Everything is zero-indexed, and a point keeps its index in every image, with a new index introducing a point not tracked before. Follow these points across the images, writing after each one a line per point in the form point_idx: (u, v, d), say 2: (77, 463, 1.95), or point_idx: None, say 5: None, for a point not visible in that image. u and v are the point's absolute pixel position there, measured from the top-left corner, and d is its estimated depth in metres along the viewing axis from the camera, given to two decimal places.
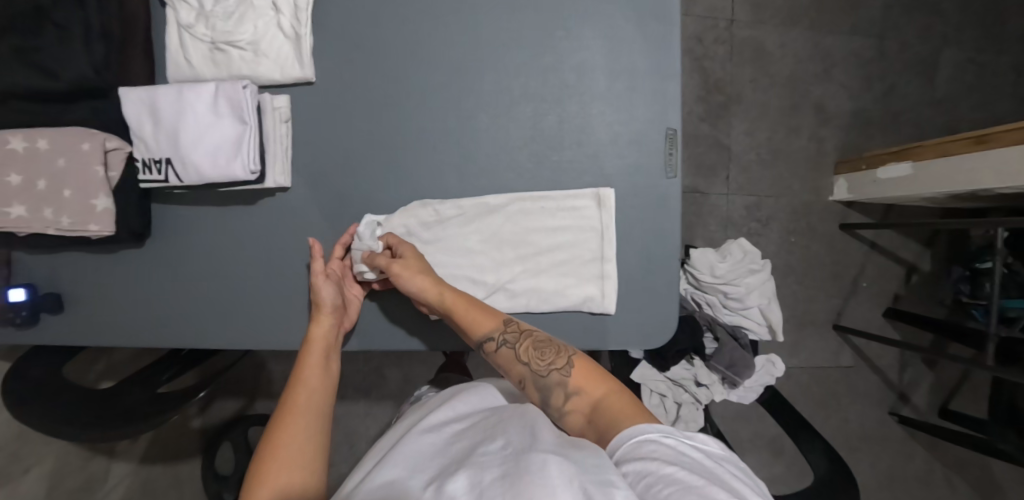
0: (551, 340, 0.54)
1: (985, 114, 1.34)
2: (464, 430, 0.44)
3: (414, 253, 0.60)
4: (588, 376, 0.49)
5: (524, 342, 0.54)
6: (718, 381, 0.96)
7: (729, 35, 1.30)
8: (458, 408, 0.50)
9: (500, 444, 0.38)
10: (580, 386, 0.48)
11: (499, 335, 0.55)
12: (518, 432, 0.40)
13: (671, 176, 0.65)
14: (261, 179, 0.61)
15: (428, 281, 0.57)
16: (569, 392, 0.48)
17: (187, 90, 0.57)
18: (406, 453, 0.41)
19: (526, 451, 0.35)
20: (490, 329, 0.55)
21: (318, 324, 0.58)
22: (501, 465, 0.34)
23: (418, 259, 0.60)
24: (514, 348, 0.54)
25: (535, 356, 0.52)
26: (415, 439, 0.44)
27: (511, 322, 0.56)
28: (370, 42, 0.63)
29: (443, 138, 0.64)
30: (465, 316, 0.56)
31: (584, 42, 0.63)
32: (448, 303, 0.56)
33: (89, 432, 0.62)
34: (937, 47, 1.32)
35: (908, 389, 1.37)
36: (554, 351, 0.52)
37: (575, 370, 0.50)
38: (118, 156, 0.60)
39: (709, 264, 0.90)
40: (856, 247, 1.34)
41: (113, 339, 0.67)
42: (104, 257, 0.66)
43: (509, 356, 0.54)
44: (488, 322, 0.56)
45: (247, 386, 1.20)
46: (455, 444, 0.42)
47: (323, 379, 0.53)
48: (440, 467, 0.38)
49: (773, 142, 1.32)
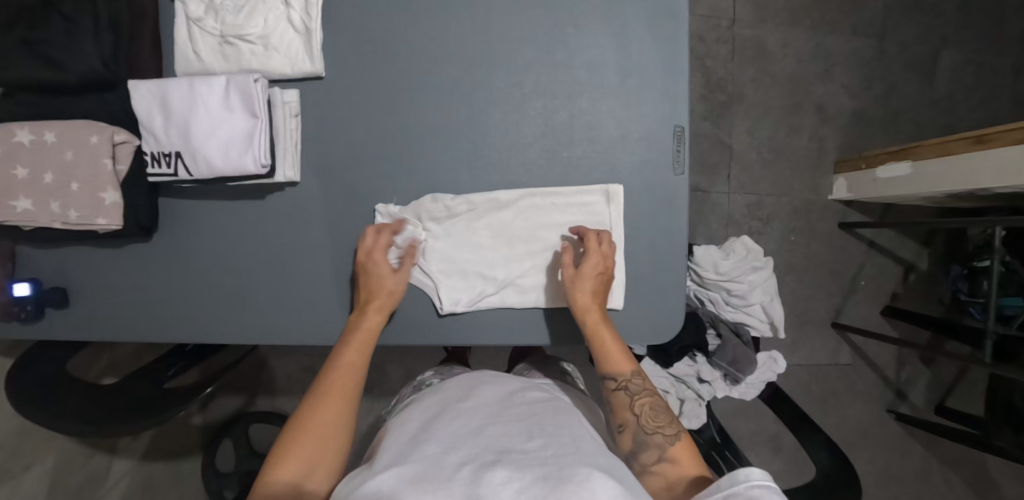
0: (668, 406, 0.52)
1: (983, 115, 1.36)
2: (496, 416, 0.46)
3: (601, 267, 0.60)
4: (690, 455, 0.47)
5: (645, 398, 0.52)
6: (720, 378, 0.96)
7: (731, 35, 1.31)
8: (484, 395, 0.51)
9: (539, 445, 0.40)
10: (679, 459, 0.46)
11: (626, 381, 0.54)
12: (558, 436, 0.42)
13: (680, 173, 0.65)
14: (271, 173, 0.61)
15: (587, 301, 0.59)
16: (664, 457, 0.47)
17: (198, 84, 0.56)
18: (444, 433, 0.44)
19: (569, 459, 0.38)
20: (622, 370, 0.55)
21: (369, 318, 0.57)
22: (543, 467, 0.37)
23: (600, 273, 0.60)
24: (631, 397, 0.52)
25: (649, 414, 0.50)
26: (450, 421, 0.46)
27: (639, 376, 0.54)
28: (381, 37, 0.63)
29: (453, 133, 0.64)
30: (605, 347, 0.57)
31: (594, 39, 0.64)
32: (591, 324, 0.58)
33: (81, 426, 0.61)
34: (936, 48, 1.34)
35: (905, 387, 1.39)
36: (666, 418, 0.50)
37: (682, 445, 0.48)
38: (126, 149, 0.59)
39: (712, 261, 0.92)
40: (856, 246, 1.35)
41: (119, 334, 0.66)
42: (113, 252, 0.65)
43: (622, 401, 0.52)
44: (624, 363, 0.55)
45: (248, 383, 1.20)
46: (489, 429, 0.44)
47: (362, 365, 0.53)
48: (474, 448, 0.40)
49: (774, 142, 1.33)
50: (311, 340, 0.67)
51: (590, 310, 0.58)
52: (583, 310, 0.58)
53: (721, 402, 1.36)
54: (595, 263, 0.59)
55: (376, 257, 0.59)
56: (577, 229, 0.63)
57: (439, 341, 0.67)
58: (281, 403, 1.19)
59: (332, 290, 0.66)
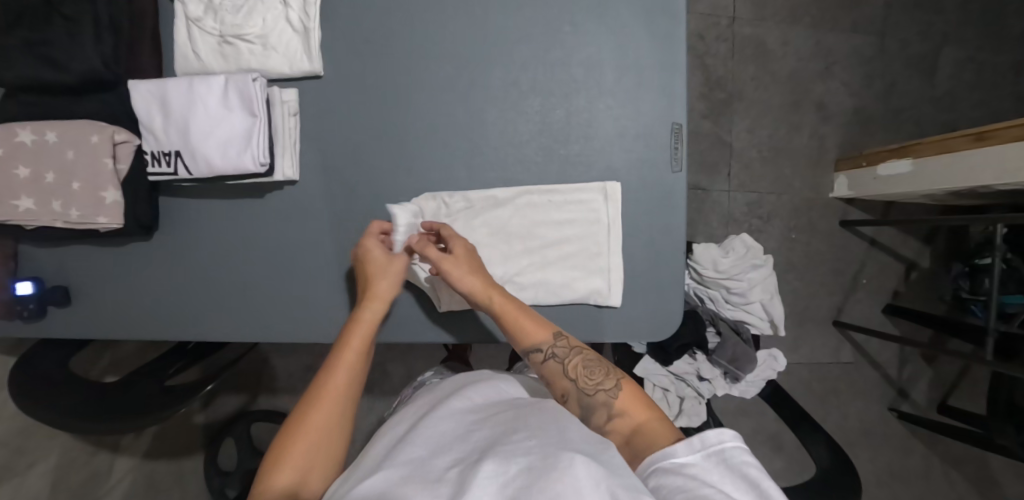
0: (600, 358, 0.53)
1: (984, 112, 1.35)
2: (484, 419, 0.46)
3: (467, 252, 0.58)
4: (635, 401, 0.48)
5: (574, 359, 0.52)
6: (720, 376, 0.95)
7: (731, 33, 1.31)
8: (473, 397, 0.52)
9: (524, 437, 0.40)
10: (626, 410, 0.47)
11: (548, 348, 0.53)
12: (544, 428, 0.42)
13: (677, 170, 0.65)
14: (270, 172, 0.61)
15: (478, 281, 0.56)
16: (612, 413, 0.47)
17: (198, 84, 0.57)
18: (431, 435, 0.44)
19: (553, 447, 0.38)
20: (540, 341, 0.54)
21: (370, 307, 0.55)
22: (527, 457, 0.37)
23: (471, 256, 0.58)
24: (561, 363, 0.52)
25: (584, 375, 0.51)
26: (437, 422, 0.47)
27: (560, 337, 0.54)
28: (379, 36, 0.63)
29: (450, 131, 0.64)
30: (519, 321, 0.55)
31: (591, 37, 0.64)
32: (497, 307, 0.55)
33: (78, 421, 0.61)
34: (937, 46, 1.33)
35: (907, 385, 1.39)
36: (602, 371, 0.51)
37: (623, 394, 0.48)
38: (126, 149, 0.60)
39: (712, 258, 0.92)
40: (856, 244, 1.35)
41: (120, 331, 0.67)
42: (113, 249, 0.66)
43: (556, 370, 0.52)
44: (540, 332, 0.54)
45: (249, 383, 1.20)
46: (474, 431, 0.44)
47: (360, 364, 0.51)
48: (461, 450, 0.41)
49: (774, 140, 1.33)
50: (311, 338, 0.67)
51: (482, 289, 0.55)
52: (472, 290, 0.56)
53: (721, 401, 1.35)
54: (460, 252, 0.58)
55: (371, 248, 0.57)
56: (437, 225, 0.61)
57: (439, 337, 0.69)
58: (283, 402, 1.19)
59: (331, 287, 0.66)
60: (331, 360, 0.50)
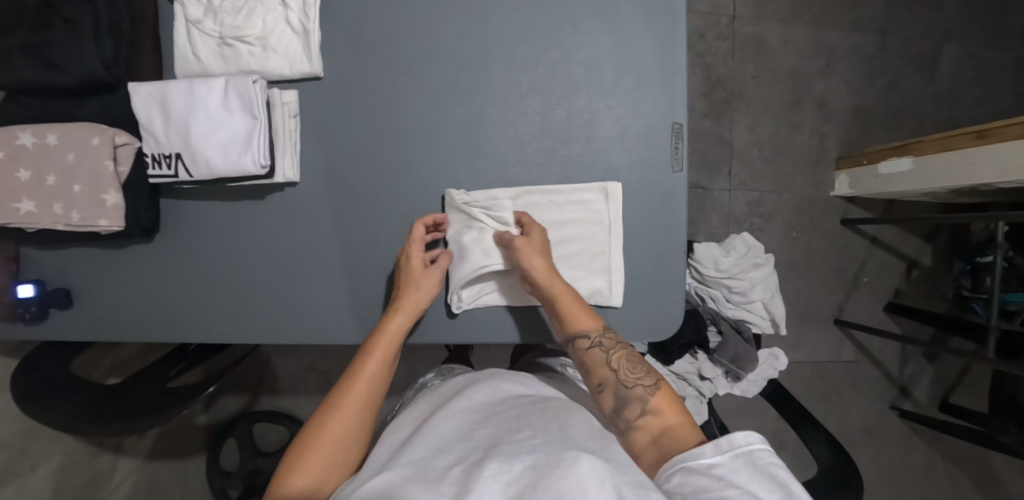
0: (643, 358, 0.54)
1: (985, 110, 1.35)
2: (485, 418, 0.47)
3: (542, 241, 0.61)
4: (669, 404, 0.48)
5: (618, 351, 0.54)
6: (721, 375, 0.95)
7: (732, 31, 1.31)
8: (478, 397, 0.52)
9: (528, 436, 0.41)
10: (661, 409, 0.48)
11: (596, 335, 0.56)
12: (546, 427, 0.43)
13: (678, 170, 0.65)
14: (271, 174, 0.61)
15: (544, 265, 0.58)
16: (645, 409, 0.48)
17: (198, 85, 0.56)
18: (434, 436, 0.44)
19: (557, 445, 0.38)
20: (589, 327, 0.57)
21: (394, 321, 0.58)
22: (531, 456, 0.37)
23: (544, 245, 0.61)
24: (605, 352, 0.54)
25: (627, 366, 0.52)
26: (440, 422, 0.47)
27: (609, 332, 0.57)
28: (379, 37, 0.63)
29: (450, 131, 0.64)
30: (572, 309, 0.57)
31: (591, 36, 0.64)
32: (556, 292, 0.58)
33: (77, 424, 0.61)
34: (938, 43, 1.33)
35: (908, 383, 1.39)
36: (644, 368, 0.52)
37: (661, 394, 0.49)
38: (127, 151, 0.60)
39: (713, 257, 0.93)
40: (858, 243, 1.35)
41: (122, 334, 0.67)
42: (114, 251, 0.66)
43: (598, 357, 0.54)
44: (589, 321, 0.57)
45: (251, 383, 1.20)
46: (477, 430, 0.45)
47: (381, 377, 0.53)
48: (465, 449, 0.41)
49: (775, 138, 1.33)
50: (314, 339, 0.67)
51: (546, 272, 0.58)
52: (539, 270, 0.58)
53: (723, 400, 1.35)
54: (535, 238, 0.60)
55: (411, 255, 0.60)
56: (519, 217, 0.63)
57: (441, 339, 0.68)
58: (285, 403, 1.19)
59: (333, 289, 0.66)
60: (353, 368, 0.53)
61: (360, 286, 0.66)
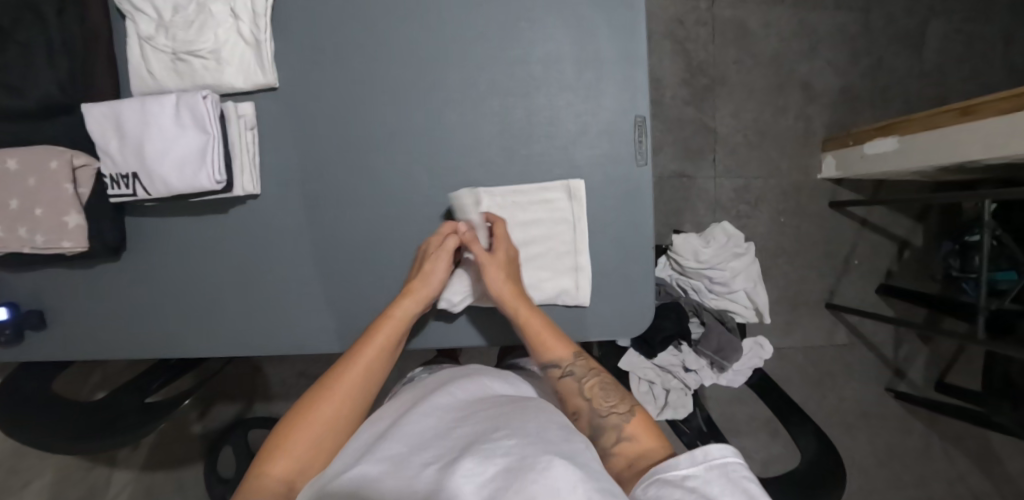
0: (618, 385, 0.54)
1: (975, 85, 1.32)
2: (464, 417, 0.47)
3: (507, 259, 0.60)
4: (646, 428, 0.49)
5: (591, 379, 0.54)
6: (706, 366, 0.93)
7: (711, 16, 1.28)
8: (456, 394, 0.53)
9: (505, 436, 0.40)
10: (637, 436, 0.48)
11: (567, 365, 0.56)
12: (523, 427, 0.43)
13: (642, 164, 0.65)
14: (228, 188, 0.60)
15: (507, 288, 0.58)
16: (621, 436, 0.48)
17: (150, 104, 0.56)
18: (411, 432, 0.44)
19: (533, 447, 0.38)
20: (559, 356, 0.57)
21: (402, 304, 0.58)
22: (507, 457, 0.37)
23: (509, 267, 0.61)
24: (579, 382, 0.54)
25: (600, 396, 0.52)
26: (416, 419, 0.47)
27: (581, 359, 0.56)
28: (334, 44, 0.63)
29: (410, 136, 0.64)
30: (539, 334, 0.58)
31: (547, 32, 0.62)
32: (521, 317, 0.58)
33: (56, 440, 0.62)
34: (923, 19, 1.30)
35: (904, 365, 1.38)
36: (618, 396, 0.52)
37: (637, 421, 0.49)
38: (87, 173, 0.60)
39: (693, 249, 0.91)
40: (847, 226, 1.33)
41: (97, 352, 0.67)
42: (83, 271, 0.66)
43: (571, 387, 0.54)
44: (563, 349, 0.57)
45: (244, 390, 1.20)
46: (457, 428, 0.45)
47: (382, 361, 0.55)
48: (439, 449, 0.41)
49: (759, 123, 1.30)
50: (287, 348, 0.68)
51: (510, 297, 0.58)
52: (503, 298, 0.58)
53: (715, 389, 1.35)
54: (505, 252, 0.60)
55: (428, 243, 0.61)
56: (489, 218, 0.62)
57: (415, 345, 0.69)
58: (278, 409, 1.20)
59: (302, 300, 0.67)
60: (354, 350, 0.54)
61: (328, 294, 0.67)
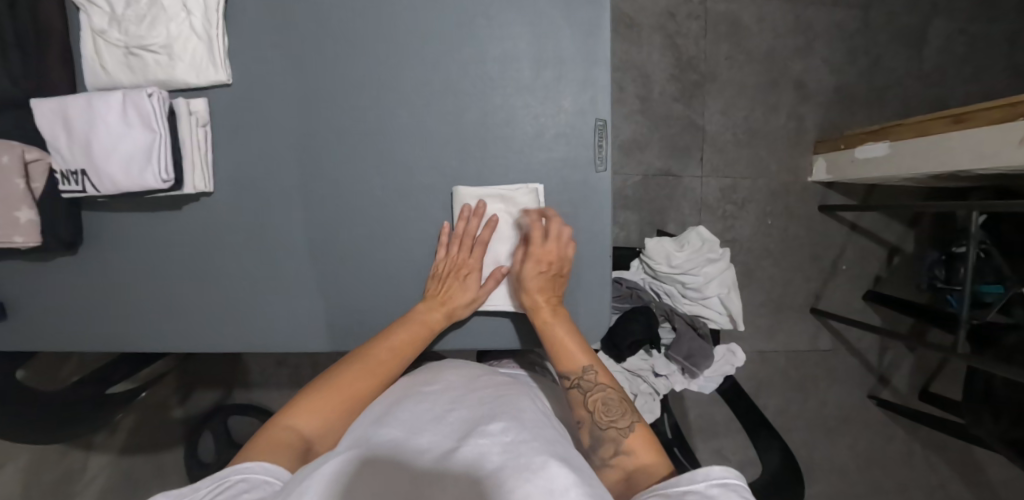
0: (620, 396, 0.54)
1: (976, 88, 1.28)
2: (461, 401, 0.47)
3: (556, 271, 0.60)
4: (645, 443, 0.49)
5: (595, 393, 0.54)
6: (677, 371, 0.91)
7: (704, 10, 1.24)
8: (452, 379, 0.53)
9: (500, 428, 0.40)
10: (634, 450, 0.48)
11: (575, 379, 0.56)
12: (518, 420, 0.42)
13: (601, 169, 0.63)
14: (179, 186, 0.60)
15: (530, 300, 0.61)
16: (619, 449, 0.48)
17: (96, 101, 0.56)
18: (406, 416, 0.44)
19: (528, 446, 0.37)
20: (570, 367, 0.57)
21: (436, 314, 0.61)
22: (503, 453, 0.36)
23: (554, 278, 0.61)
24: (583, 396, 0.54)
25: (602, 410, 0.52)
26: (414, 405, 0.46)
27: (591, 371, 0.56)
28: (286, 39, 0.61)
29: (364, 135, 0.63)
30: (550, 347, 0.59)
31: (506, 31, 0.60)
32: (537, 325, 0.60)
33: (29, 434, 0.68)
34: (926, 18, 1.26)
35: (888, 371, 1.36)
36: (620, 409, 0.52)
37: (637, 435, 0.49)
38: (40, 167, 0.60)
39: (665, 253, 0.90)
40: (837, 229, 1.30)
41: (51, 345, 0.69)
42: (37, 264, 0.66)
43: (577, 401, 0.54)
44: (573, 363, 0.57)
45: (223, 378, 1.22)
46: (453, 413, 0.45)
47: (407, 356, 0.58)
48: (438, 436, 0.41)
49: (750, 121, 1.27)
50: (242, 345, 0.68)
51: (535, 306, 0.60)
52: (535, 308, 0.60)
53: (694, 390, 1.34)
54: (551, 262, 0.60)
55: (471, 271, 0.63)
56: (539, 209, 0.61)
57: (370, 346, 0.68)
58: (257, 396, 1.22)
59: (256, 300, 0.67)
60: (383, 341, 0.58)
61: (282, 295, 0.66)
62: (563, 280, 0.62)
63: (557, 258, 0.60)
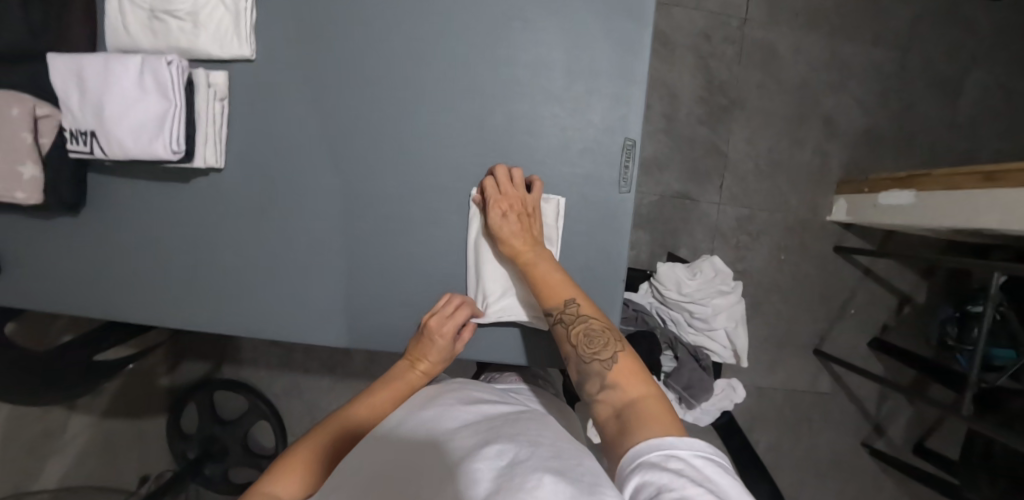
0: (605, 327, 0.48)
1: (1009, 145, 1.25)
2: (455, 425, 0.41)
3: (521, 209, 0.57)
4: (631, 375, 0.44)
5: (577, 324, 0.49)
6: (674, 401, 0.88)
7: (741, 35, 1.22)
8: (447, 399, 0.47)
9: (494, 452, 0.34)
10: (619, 383, 0.43)
11: (557, 313, 0.50)
12: (516, 442, 0.36)
13: (625, 191, 0.61)
14: (190, 158, 0.58)
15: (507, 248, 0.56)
16: (604, 384, 0.44)
17: (114, 62, 0.54)
18: (393, 447, 0.39)
19: (524, 465, 0.32)
20: (552, 303, 0.51)
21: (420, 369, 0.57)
22: (495, 478, 0.31)
23: (523, 217, 0.57)
24: (566, 329, 0.49)
25: (583, 342, 0.47)
26: (404, 435, 0.41)
27: (574, 303, 0.50)
28: (316, 19, 0.59)
29: (383, 127, 0.61)
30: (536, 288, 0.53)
31: (541, 37, 0.58)
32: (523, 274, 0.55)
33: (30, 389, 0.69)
34: (964, 68, 1.23)
35: (884, 421, 1.33)
36: (604, 341, 0.47)
37: (621, 367, 0.44)
38: (49, 124, 0.58)
39: (676, 279, 0.88)
40: (849, 272, 1.28)
41: (36, 304, 0.67)
42: (34, 221, 0.65)
43: (561, 335, 0.50)
44: (555, 296, 0.51)
45: (215, 351, 1.21)
46: (449, 438, 0.39)
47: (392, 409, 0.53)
48: (424, 462, 0.35)
49: (774, 153, 1.24)
50: (233, 329, 0.66)
51: (514, 254, 0.55)
52: (516, 255, 0.55)
53: None
54: (512, 200, 0.56)
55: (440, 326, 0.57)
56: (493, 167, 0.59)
57: (366, 346, 0.66)
58: (247, 374, 1.21)
59: (255, 285, 0.65)
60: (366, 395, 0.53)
61: (281, 284, 0.65)
62: (534, 217, 0.58)
63: (522, 201, 0.57)
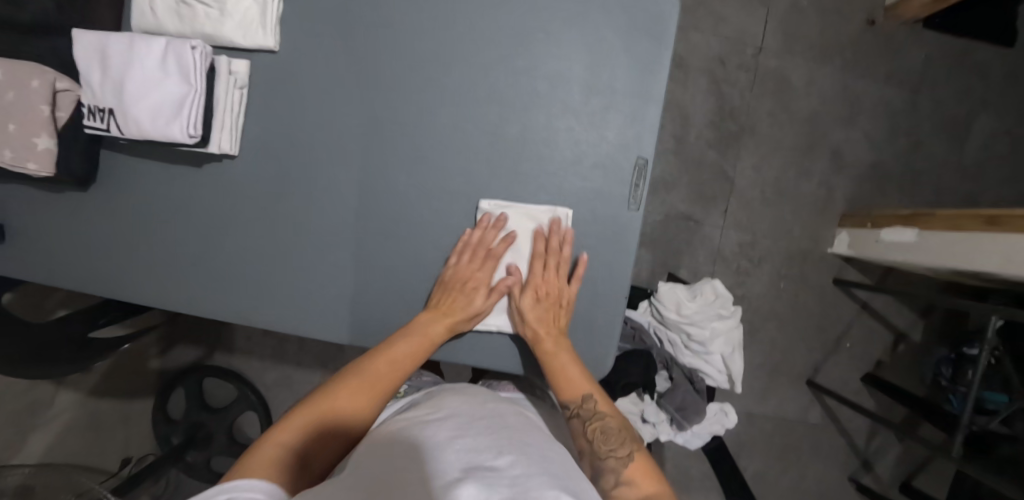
0: (620, 424, 0.51)
1: (1014, 190, 1.26)
2: (464, 425, 0.41)
3: (554, 299, 0.60)
4: (644, 473, 0.47)
5: (595, 421, 0.52)
6: (666, 421, 0.86)
7: (755, 63, 1.23)
8: (453, 402, 0.47)
9: (507, 462, 0.35)
10: (635, 481, 0.46)
11: (574, 408, 0.53)
12: (528, 455, 0.38)
13: (634, 209, 0.61)
14: (205, 143, 0.59)
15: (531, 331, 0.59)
16: (619, 480, 0.46)
17: (139, 43, 0.54)
18: (405, 444, 0.39)
19: (537, 481, 0.33)
20: (569, 397, 0.54)
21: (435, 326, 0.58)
22: (513, 487, 0.32)
23: (553, 307, 0.60)
24: (582, 424, 0.52)
25: (600, 438, 0.50)
26: (414, 432, 0.41)
27: (591, 400, 0.53)
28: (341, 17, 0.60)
29: (399, 127, 0.61)
30: (556, 376, 0.56)
31: (563, 50, 0.59)
32: (543, 360, 0.57)
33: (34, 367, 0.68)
34: (972, 112, 1.25)
35: (873, 458, 1.33)
36: (619, 438, 0.50)
37: (635, 466, 0.47)
38: (68, 98, 0.58)
39: (676, 300, 0.88)
40: (847, 306, 1.28)
41: (37, 276, 0.67)
42: (44, 194, 0.65)
43: (577, 429, 0.53)
44: (575, 389, 0.54)
45: (209, 336, 1.21)
46: (461, 438, 0.39)
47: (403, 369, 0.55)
48: (438, 462, 0.35)
49: (780, 182, 1.25)
50: (232, 316, 0.66)
51: (539, 340, 0.58)
52: (538, 341, 0.58)
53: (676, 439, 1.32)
54: (549, 288, 0.60)
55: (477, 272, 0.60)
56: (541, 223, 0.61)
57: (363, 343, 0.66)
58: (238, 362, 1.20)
59: (257, 275, 0.65)
60: (378, 353, 0.55)
61: (283, 275, 0.64)
62: (565, 309, 0.61)
63: (553, 281, 0.60)
